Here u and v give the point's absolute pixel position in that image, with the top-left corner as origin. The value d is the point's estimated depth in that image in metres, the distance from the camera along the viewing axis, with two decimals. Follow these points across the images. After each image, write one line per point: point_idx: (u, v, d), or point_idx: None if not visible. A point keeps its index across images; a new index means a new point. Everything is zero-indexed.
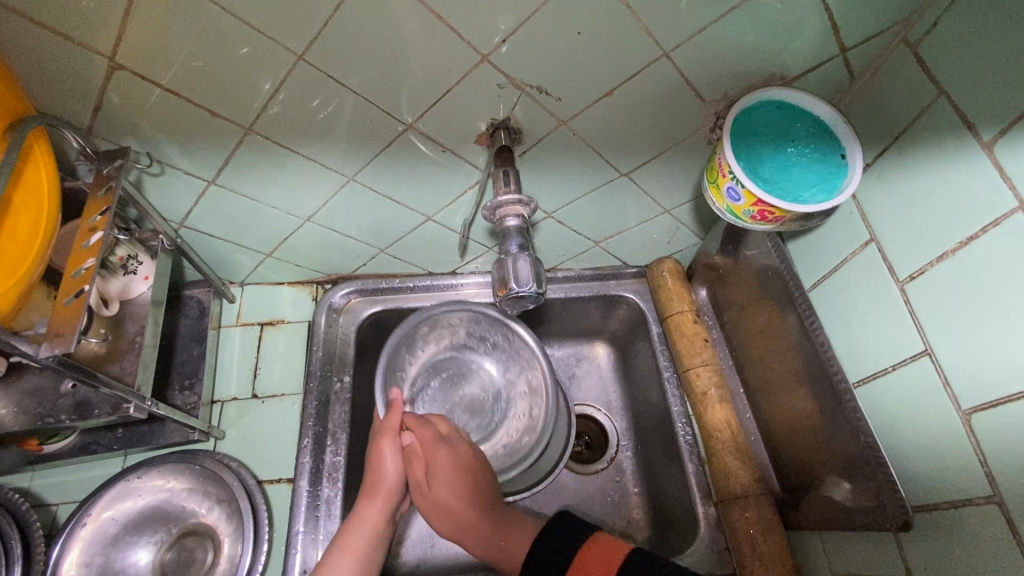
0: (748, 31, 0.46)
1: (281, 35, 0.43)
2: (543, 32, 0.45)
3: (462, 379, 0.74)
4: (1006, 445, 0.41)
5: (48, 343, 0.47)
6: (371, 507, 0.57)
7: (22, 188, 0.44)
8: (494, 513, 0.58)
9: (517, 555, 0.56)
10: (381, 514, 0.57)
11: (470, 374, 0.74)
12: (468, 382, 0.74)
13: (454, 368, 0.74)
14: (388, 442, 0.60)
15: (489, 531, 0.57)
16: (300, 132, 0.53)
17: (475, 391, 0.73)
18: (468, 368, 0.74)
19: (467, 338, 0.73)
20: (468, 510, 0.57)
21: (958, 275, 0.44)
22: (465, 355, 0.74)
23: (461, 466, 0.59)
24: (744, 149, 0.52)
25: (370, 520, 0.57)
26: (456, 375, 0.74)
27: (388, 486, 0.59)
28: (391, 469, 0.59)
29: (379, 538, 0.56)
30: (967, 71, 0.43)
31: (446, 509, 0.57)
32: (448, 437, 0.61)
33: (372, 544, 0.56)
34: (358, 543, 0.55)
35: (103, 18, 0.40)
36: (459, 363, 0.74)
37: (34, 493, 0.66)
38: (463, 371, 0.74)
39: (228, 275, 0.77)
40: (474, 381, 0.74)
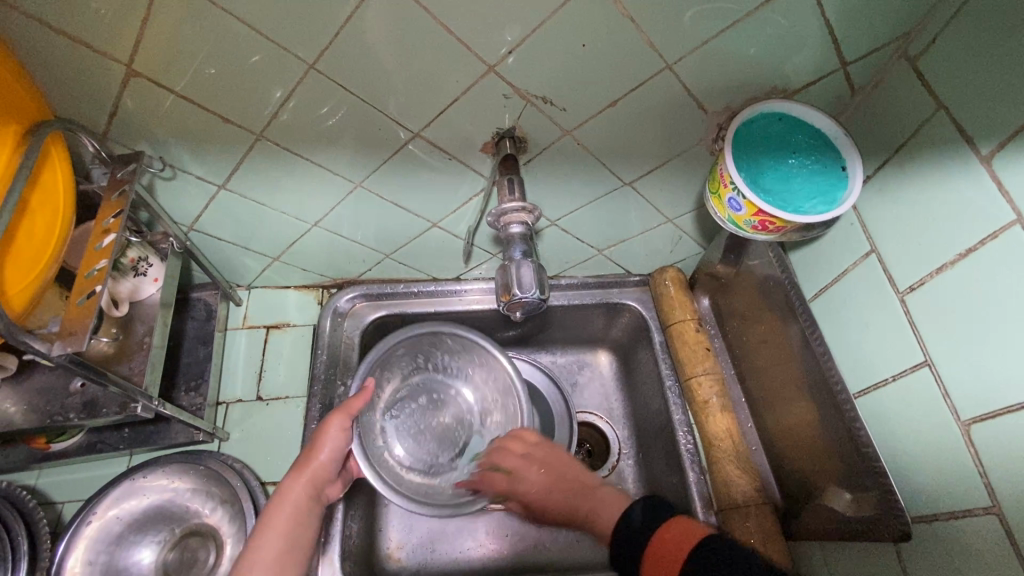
0: (750, 45, 0.47)
1: (292, 44, 0.44)
2: (549, 43, 0.45)
3: (438, 402, 0.73)
4: (1005, 457, 0.41)
5: (61, 341, 0.48)
6: (299, 483, 0.56)
7: (39, 190, 0.45)
8: (584, 493, 0.56)
9: (608, 524, 0.52)
10: (305, 492, 0.55)
11: (445, 399, 0.73)
12: (442, 405, 0.73)
13: (434, 391, 0.73)
14: (334, 422, 0.59)
15: (592, 514, 0.55)
16: (309, 138, 0.54)
17: (449, 416, 0.72)
18: (444, 392, 0.74)
19: (446, 362, 0.73)
20: (564, 509, 0.58)
21: (957, 287, 0.44)
22: (443, 380, 0.74)
23: (549, 477, 0.60)
24: (745, 160, 0.52)
25: (293, 499, 0.55)
26: (431, 398, 0.73)
27: (318, 468, 0.57)
28: (328, 450, 0.58)
29: (303, 515, 0.55)
30: (965, 86, 0.43)
31: (552, 513, 0.59)
32: (522, 462, 0.61)
33: (295, 523, 0.54)
34: (281, 521, 0.53)
35: (121, 28, 0.42)
36: (433, 389, 0.74)
37: (39, 491, 0.67)
38: (438, 394, 0.73)
39: (235, 279, 0.79)
40: (448, 404, 0.73)
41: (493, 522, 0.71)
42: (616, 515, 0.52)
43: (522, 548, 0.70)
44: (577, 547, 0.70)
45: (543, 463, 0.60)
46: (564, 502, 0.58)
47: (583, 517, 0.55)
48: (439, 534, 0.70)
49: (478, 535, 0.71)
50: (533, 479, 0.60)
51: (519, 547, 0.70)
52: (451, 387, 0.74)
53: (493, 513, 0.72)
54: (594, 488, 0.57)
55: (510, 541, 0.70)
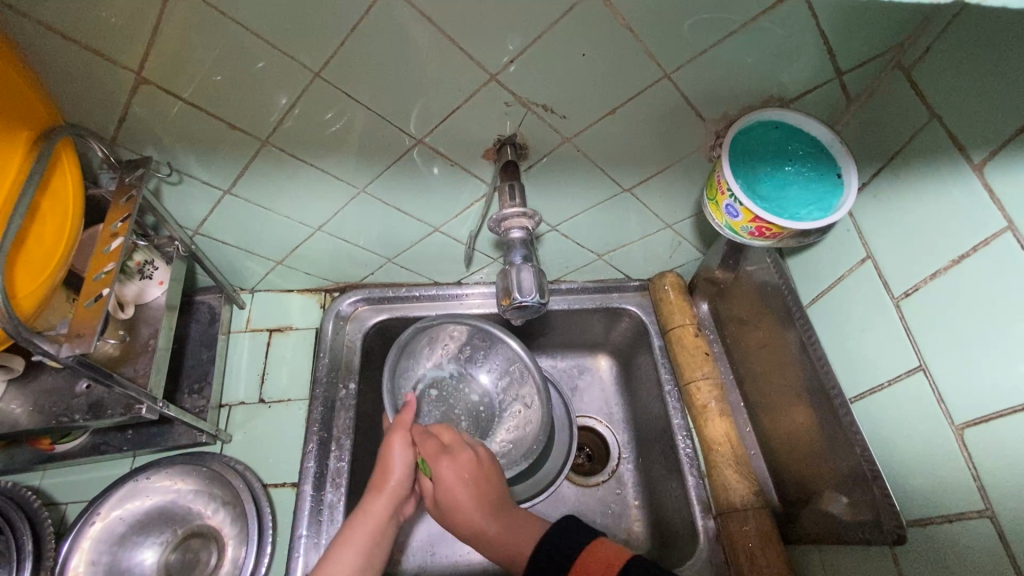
0: (746, 55, 0.48)
1: (298, 52, 0.45)
2: (550, 52, 0.46)
3: (458, 392, 0.74)
4: (998, 462, 0.41)
5: (68, 343, 0.48)
6: (376, 502, 0.56)
7: (49, 196, 0.46)
8: (497, 511, 0.56)
9: (524, 549, 0.54)
10: (384, 510, 0.56)
11: (465, 389, 0.74)
12: (461, 394, 0.74)
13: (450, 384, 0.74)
14: (399, 439, 0.59)
15: (495, 531, 0.55)
16: (314, 144, 0.55)
17: (469, 407, 0.73)
18: (464, 383, 0.74)
19: (470, 354, 0.74)
20: (472, 507, 0.55)
21: (951, 293, 0.45)
22: (464, 371, 0.75)
23: (470, 468, 0.57)
24: (742, 168, 0.53)
25: (374, 516, 0.56)
26: (452, 388, 0.74)
27: (395, 485, 0.58)
28: (398, 467, 0.58)
29: (381, 533, 0.56)
30: (957, 96, 0.44)
31: (453, 506, 0.56)
32: (461, 444, 0.59)
33: (374, 540, 0.55)
34: (360, 538, 0.54)
35: (132, 36, 0.43)
36: (455, 379, 0.74)
37: (44, 491, 0.67)
38: (459, 384, 0.74)
39: (239, 282, 0.79)
40: (469, 395, 0.74)
41: None
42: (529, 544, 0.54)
43: None
44: None
45: (477, 457, 0.59)
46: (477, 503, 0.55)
47: (486, 532, 0.55)
48: (439, 538, 0.71)
49: None
50: (460, 461, 0.57)
51: None
52: (472, 379, 0.75)
53: None
54: (507, 508, 0.57)
55: None
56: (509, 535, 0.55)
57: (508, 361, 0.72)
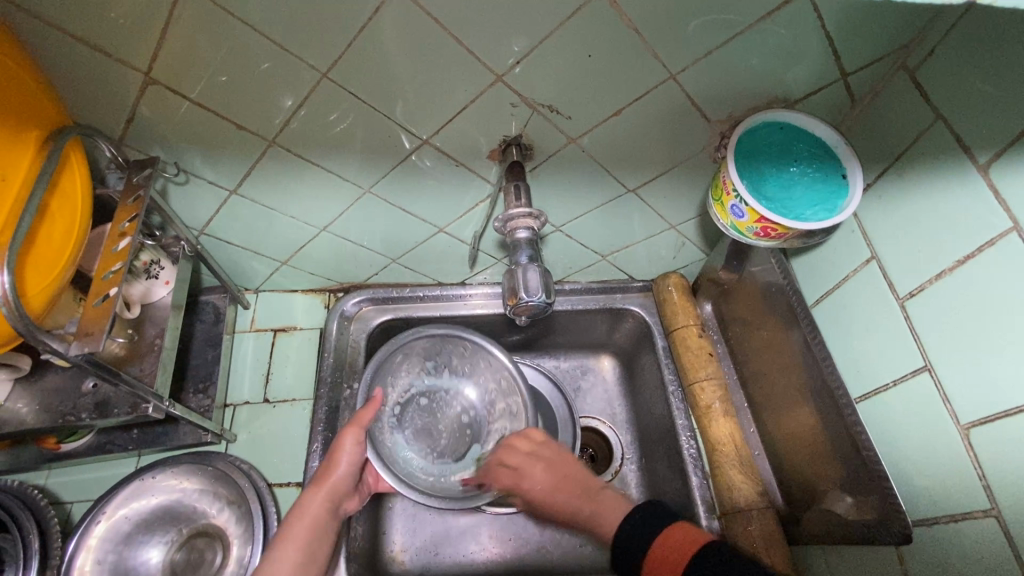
0: (752, 56, 0.48)
1: (306, 53, 0.45)
2: (557, 53, 0.47)
3: (443, 402, 0.73)
4: (1004, 462, 0.41)
5: (78, 342, 0.49)
6: (314, 498, 0.57)
7: (59, 195, 0.46)
8: (587, 494, 0.54)
9: (612, 523, 0.50)
10: (322, 505, 0.57)
11: (450, 399, 0.74)
12: (446, 405, 0.73)
13: (436, 393, 0.74)
14: (350, 436, 0.60)
15: (590, 515, 0.52)
16: (320, 145, 0.56)
17: (454, 417, 0.73)
18: (449, 394, 0.74)
19: (453, 364, 0.74)
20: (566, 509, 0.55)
21: (956, 293, 0.45)
22: (448, 381, 0.74)
23: (554, 475, 0.57)
24: (746, 169, 0.54)
25: (311, 513, 0.56)
26: (435, 399, 0.73)
27: (336, 481, 0.59)
28: (343, 464, 0.59)
29: (319, 529, 0.56)
30: (962, 97, 0.44)
31: (550, 510, 0.57)
32: (529, 460, 0.59)
33: (311, 536, 0.56)
34: (298, 534, 0.55)
35: (141, 37, 0.43)
36: (438, 390, 0.74)
37: (50, 491, 0.68)
38: (442, 396, 0.74)
39: (244, 282, 0.80)
40: (453, 406, 0.73)
41: (496, 526, 0.72)
42: (618, 516, 0.50)
43: (525, 552, 0.70)
44: (579, 551, 0.70)
45: (550, 464, 0.58)
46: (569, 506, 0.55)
47: (581, 513, 0.53)
48: (443, 538, 0.71)
49: (482, 539, 0.71)
50: (538, 477, 0.58)
51: (521, 551, 0.70)
52: (456, 389, 0.74)
53: (495, 518, 0.72)
54: (595, 489, 0.54)
55: (513, 545, 0.71)
56: (609, 513, 0.51)
57: (493, 371, 0.72)
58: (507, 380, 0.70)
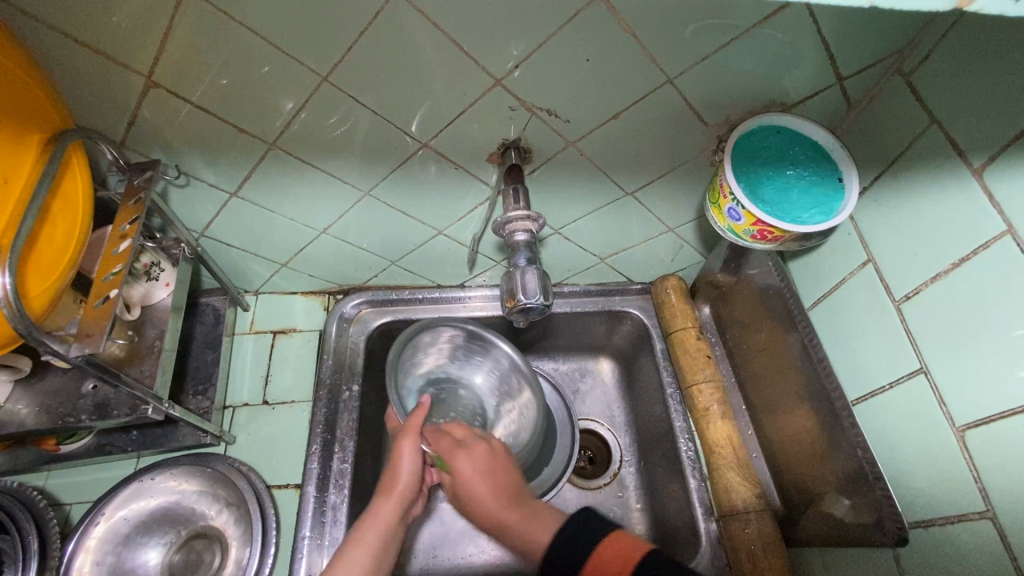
0: (748, 61, 0.48)
1: (307, 57, 0.46)
2: (554, 57, 0.47)
3: (452, 394, 0.73)
4: (998, 464, 0.42)
5: (79, 343, 0.49)
6: (384, 505, 0.57)
7: (60, 198, 0.47)
8: (516, 497, 0.53)
9: (541, 534, 0.49)
10: (394, 511, 0.57)
11: (459, 391, 0.73)
12: (455, 397, 0.73)
13: (443, 387, 0.73)
14: (408, 443, 0.59)
15: (515, 517, 0.51)
16: (319, 148, 0.56)
17: (465, 408, 0.72)
18: (456, 386, 0.73)
19: (460, 356, 0.73)
20: (488, 493, 0.53)
21: (951, 296, 0.46)
22: (453, 374, 0.74)
23: (494, 461, 0.56)
24: (743, 172, 0.54)
25: (383, 518, 0.56)
26: (445, 392, 0.73)
27: (404, 488, 0.58)
28: (407, 472, 0.58)
29: (390, 535, 0.56)
30: (956, 102, 0.45)
31: (472, 503, 0.54)
32: (473, 438, 0.58)
33: (383, 541, 0.55)
34: (371, 539, 0.54)
35: (144, 41, 0.43)
36: (446, 383, 0.73)
37: (49, 492, 0.68)
38: (450, 388, 0.73)
39: (244, 284, 0.80)
40: (462, 398, 0.73)
41: None
42: (547, 528, 0.50)
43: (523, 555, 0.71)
44: None
45: (491, 448, 0.57)
46: (495, 496, 0.53)
47: (505, 520, 0.52)
48: (442, 541, 0.71)
49: (480, 541, 0.71)
50: (477, 454, 0.56)
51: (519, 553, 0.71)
52: (463, 381, 0.74)
53: None
54: (525, 496, 0.54)
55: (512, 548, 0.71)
56: (536, 523, 0.51)
57: (498, 361, 0.72)
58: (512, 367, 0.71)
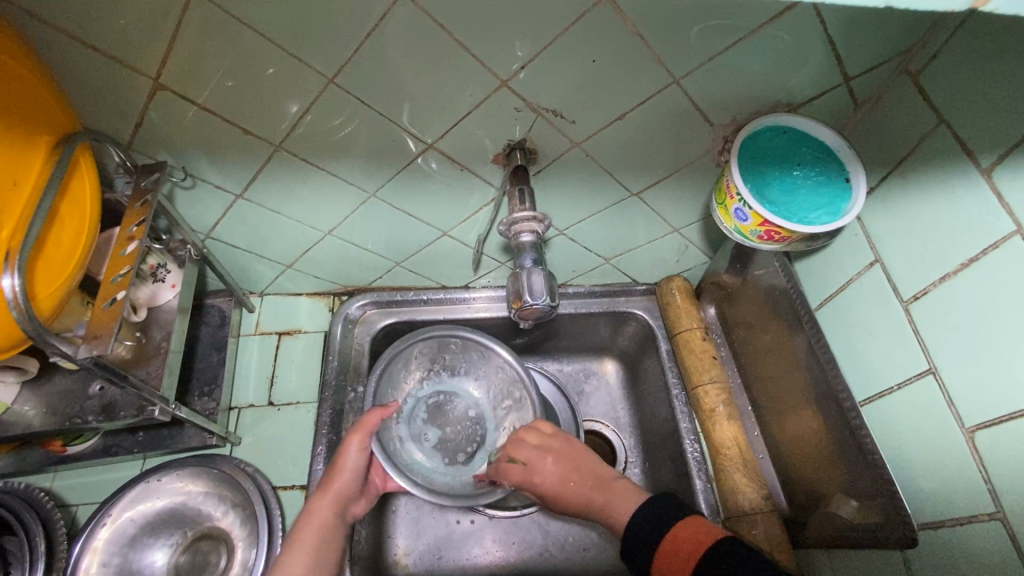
0: (755, 61, 0.48)
1: (314, 59, 0.46)
2: (560, 58, 0.47)
3: (449, 402, 0.74)
4: (1008, 465, 0.41)
5: (86, 344, 0.49)
6: (322, 503, 0.57)
7: (68, 200, 0.47)
8: (600, 485, 0.55)
9: (625, 516, 0.51)
10: (330, 510, 0.57)
11: (456, 399, 0.74)
12: (453, 406, 0.74)
13: (441, 396, 0.74)
14: (354, 438, 0.59)
15: (604, 505, 0.54)
16: (325, 149, 0.56)
17: (461, 417, 0.73)
18: (453, 395, 0.75)
19: (457, 365, 0.75)
20: (575, 493, 0.56)
21: (959, 296, 0.45)
22: (451, 383, 0.75)
23: (568, 466, 0.58)
24: (750, 173, 0.54)
25: (320, 517, 0.56)
26: (442, 400, 0.74)
27: (341, 486, 0.58)
28: (351, 466, 0.59)
29: (328, 535, 0.55)
30: (964, 101, 0.45)
31: (564, 502, 0.57)
32: (538, 451, 0.59)
33: (321, 540, 0.55)
34: (310, 538, 0.54)
35: (151, 44, 0.44)
36: (443, 392, 0.75)
37: (56, 493, 0.68)
38: (448, 396, 0.74)
39: (249, 286, 0.80)
40: (460, 407, 0.74)
41: (499, 530, 0.72)
42: (630, 510, 0.51)
43: (528, 556, 0.70)
44: (582, 555, 0.70)
45: (559, 455, 0.59)
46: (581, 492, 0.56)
47: (594, 502, 0.55)
48: (447, 542, 0.71)
49: (485, 542, 0.71)
50: (549, 469, 0.58)
51: (524, 555, 0.70)
52: (460, 389, 0.75)
53: (498, 521, 0.72)
54: (608, 480, 0.56)
55: (517, 549, 0.71)
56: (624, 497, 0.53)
57: (492, 370, 0.73)
58: (507, 372, 0.72)
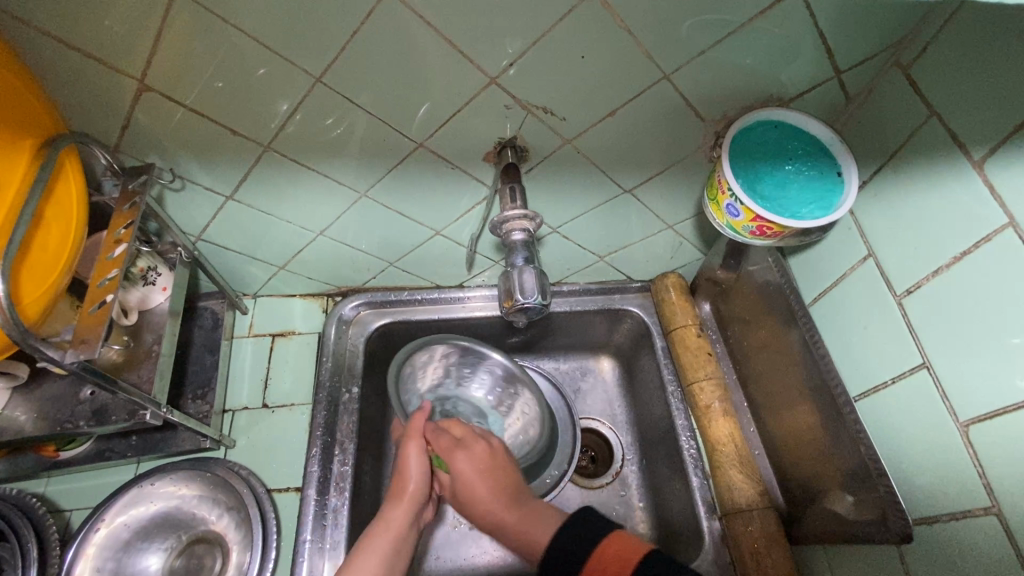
0: (746, 55, 0.48)
1: (301, 59, 0.46)
2: (549, 55, 0.47)
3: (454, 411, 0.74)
4: (1002, 459, 0.41)
5: (74, 349, 0.49)
6: (395, 511, 0.56)
7: (54, 203, 0.46)
8: (516, 497, 0.54)
9: (543, 536, 0.50)
10: (405, 517, 0.55)
11: (460, 408, 0.74)
12: (458, 413, 0.73)
13: (445, 404, 0.74)
14: (414, 445, 0.58)
15: (515, 519, 0.53)
16: (315, 149, 0.56)
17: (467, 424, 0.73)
18: (456, 402, 0.74)
19: (457, 371, 0.74)
20: (488, 495, 0.54)
21: (953, 290, 0.45)
22: (452, 390, 0.75)
23: (491, 460, 0.57)
24: (742, 168, 0.53)
25: (394, 525, 0.55)
26: (447, 410, 0.73)
27: (414, 492, 0.57)
28: (415, 474, 0.57)
29: (402, 541, 0.55)
30: (956, 94, 0.44)
31: (471, 501, 0.55)
32: (472, 437, 0.59)
33: (397, 547, 0.54)
34: (382, 545, 0.53)
35: (135, 44, 0.43)
36: (447, 401, 0.74)
37: (49, 498, 0.67)
38: (450, 403, 0.74)
39: (242, 287, 0.80)
40: (465, 413, 0.74)
41: None
42: (549, 530, 0.51)
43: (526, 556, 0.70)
44: None
45: (490, 448, 0.58)
46: (494, 495, 0.54)
47: (504, 521, 0.53)
48: (444, 543, 0.71)
49: (483, 542, 0.71)
50: (476, 454, 0.57)
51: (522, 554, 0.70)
52: (462, 398, 0.75)
53: None
54: (524, 496, 0.55)
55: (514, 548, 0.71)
56: (535, 524, 0.52)
57: (495, 373, 0.73)
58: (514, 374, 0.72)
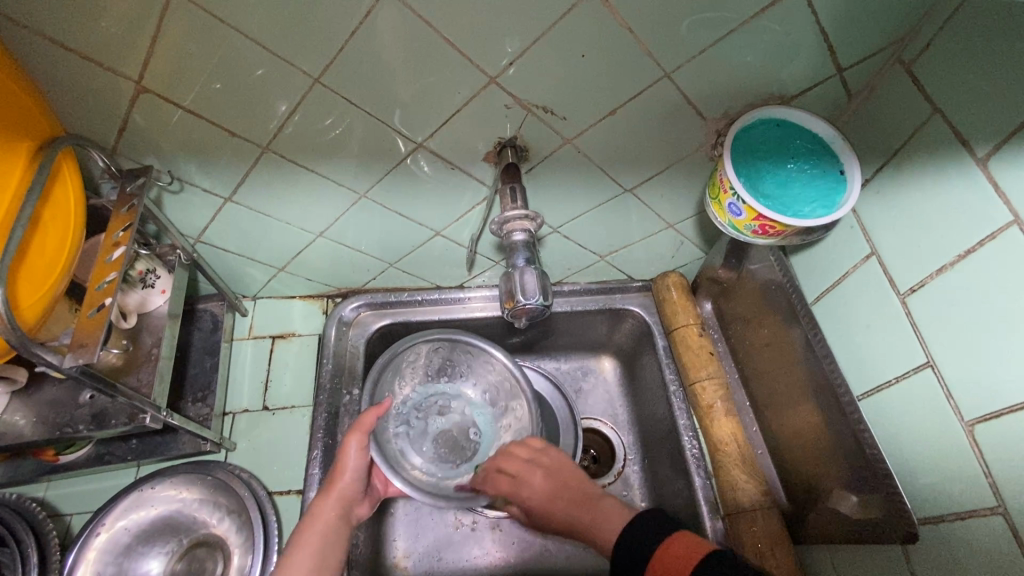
0: (748, 53, 0.48)
1: (299, 60, 0.45)
2: (549, 54, 0.46)
3: (445, 407, 0.74)
4: (1008, 458, 0.41)
5: (72, 353, 0.48)
6: (325, 503, 0.57)
7: (51, 206, 0.46)
8: (585, 502, 0.53)
9: (609, 535, 0.49)
10: (334, 511, 0.57)
11: (452, 404, 0.74)
12: (448, 409, 0.73)
13: (436, 399, 0.74)
14: (354, 441, 0.59)
15: (587, 522, 0.52)
16: (313, 150, 0.55)
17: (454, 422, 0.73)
18: (448, 398, 0.74)
19: (452, 367, 0.74)
20: (559, 514, 0.55)
21: (957, 288, 0.45)
22: (449, 386, 0.75)
23: (554, 484, 0.57)
24: (743, 167, 0.53)
25: (324, 517, 0.56)
26: (439, 405, 0.74)
27: (345, 487, 0.58)
28: (352, 469, 0.58)
29: (333, 534, 0.56)
30: (960, 91, 0.44)
31: (550, 520, 0.56)
32: (527, 466, 0.59)
33: (326, 541, 0.55)
34: (311, 540, 0.55)
35: (131, 45, 0.43)
36: (438, 396, 0.74)
37: (49, 503, 0.67)
38: (443, 399, 0.74)
39: (241, 289, 0.79)
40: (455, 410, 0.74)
41: (498, 530, 0.71)
42: (618, 527, 0.49)
43: (528, 557, 0.70)
44: (583, 553, 0.70)
45: (548, 471, 0.58)
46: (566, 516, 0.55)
47: (581, 524, 0.53)
48: (446, 544, 0.70)
49: (485, 543, 0.71)
50: (537, 484, 0.58)
51: (525, 555, 0.70)
52: (456, 394, 0.75)
53: (498, 522, 0.72)
54: (596, 496, 0.54)
55: (516, 549, 0.70)
56: (608, 523, 0.50)
57: (488, 372, 0.73)
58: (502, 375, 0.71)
